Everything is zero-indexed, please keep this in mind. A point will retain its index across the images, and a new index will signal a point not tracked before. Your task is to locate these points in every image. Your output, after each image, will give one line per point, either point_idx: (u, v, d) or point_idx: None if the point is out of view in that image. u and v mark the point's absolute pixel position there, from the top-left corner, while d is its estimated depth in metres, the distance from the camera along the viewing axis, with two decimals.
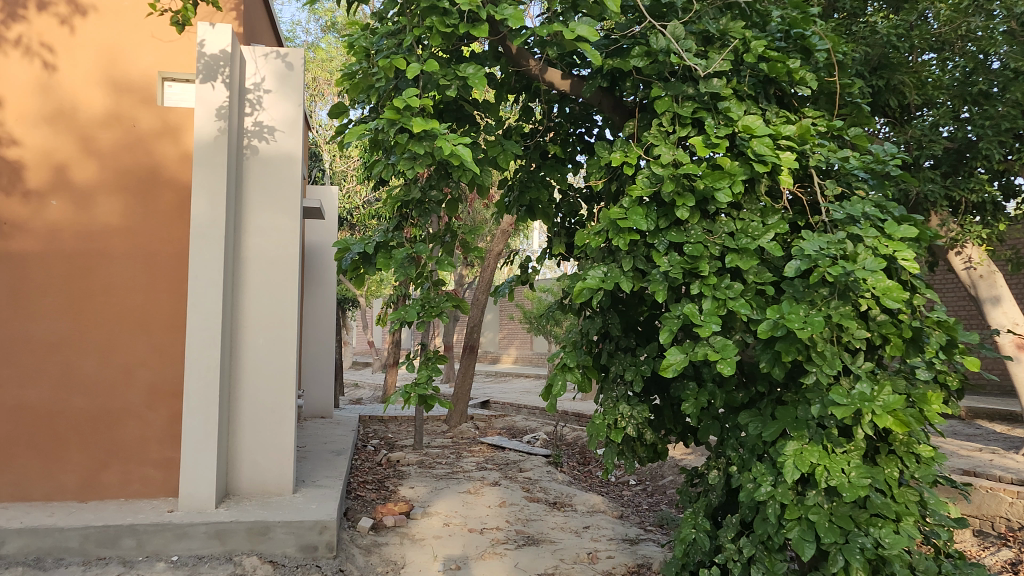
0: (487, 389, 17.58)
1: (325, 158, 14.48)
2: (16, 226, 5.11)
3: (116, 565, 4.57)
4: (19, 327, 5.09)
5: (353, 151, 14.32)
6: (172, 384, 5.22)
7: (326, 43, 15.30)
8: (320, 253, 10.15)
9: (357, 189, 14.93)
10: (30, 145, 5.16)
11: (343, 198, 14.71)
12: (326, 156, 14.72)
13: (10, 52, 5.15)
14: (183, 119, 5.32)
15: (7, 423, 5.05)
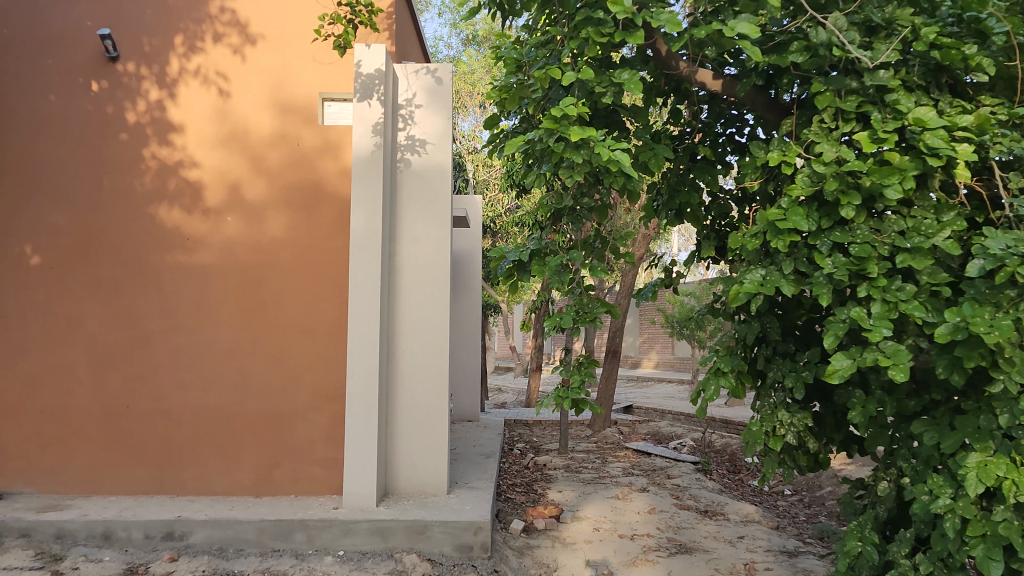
0: (630, 395, 17.44)
1: (468, 167, 14.85)
2: (197, 241, 5.56)
3: (288, 557, 4.88)
4: (201, 334, 5.53)
5: (495, 160, 14.60)
6: (335, 387, 5.51)
7: (467, 56, 15.73)
8: (466, 261, 10.38)
9: (499, 197, 15.23)
10: (208, 166, 5.59)
11: (486, 206, 15.03)
12: (470, 165, 15.10)
13: (190, 82, 5.62)
14: (342, 136, 5.61)
15: (191, 422, 5.49)
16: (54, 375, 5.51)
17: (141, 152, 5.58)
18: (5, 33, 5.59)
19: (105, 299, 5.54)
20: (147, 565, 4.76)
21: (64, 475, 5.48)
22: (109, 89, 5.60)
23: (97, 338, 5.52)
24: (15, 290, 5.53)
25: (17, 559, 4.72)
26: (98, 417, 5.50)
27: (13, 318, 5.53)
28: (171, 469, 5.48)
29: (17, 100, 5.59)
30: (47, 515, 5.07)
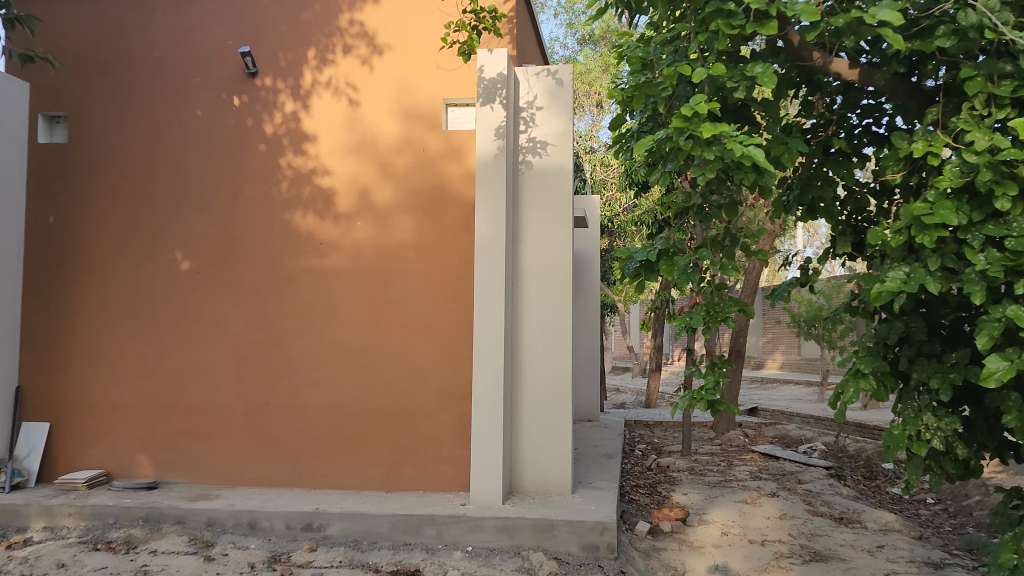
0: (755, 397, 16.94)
1: (585, 167, 14.84)
2: (330, 246, 5.80)
3: (419, 551, 5.02)
4: (334, 335, 5.76)
5: (612, 159, 14.53)
6: (460, 386, 5.62)
7: (582, 56, 15.75)
8: (586, 262, 10.36)
9: (617, 196, 15.16)
10: (339, 173, 5.83)
11: (603, 206, 14.97)
12: (587, 165, 15.11)
13: (322, 93, 5.87)
14: (465, 140, 5.71)
15: (326, 419, 5.73)
16: (201, 373, 5.89)
17: (278, 161, 5.88)
18: (157, 55, 6.02)
19: (246, 302, 5.87)
20: (288, 554, 5.01)
21: (211, 466, 5.84)
22: (249, 103, 5.92)
23: (239, 338, 5.86)
24: (166, 294, 5.94)
25: (174, 544, 5.08)
26: (241, 412, 5.83)
27: (165, 320, 5.94)
28: (308, 463, 5.74)
29: (167, 117, 6.00)
30: (198, 503, 5.42)
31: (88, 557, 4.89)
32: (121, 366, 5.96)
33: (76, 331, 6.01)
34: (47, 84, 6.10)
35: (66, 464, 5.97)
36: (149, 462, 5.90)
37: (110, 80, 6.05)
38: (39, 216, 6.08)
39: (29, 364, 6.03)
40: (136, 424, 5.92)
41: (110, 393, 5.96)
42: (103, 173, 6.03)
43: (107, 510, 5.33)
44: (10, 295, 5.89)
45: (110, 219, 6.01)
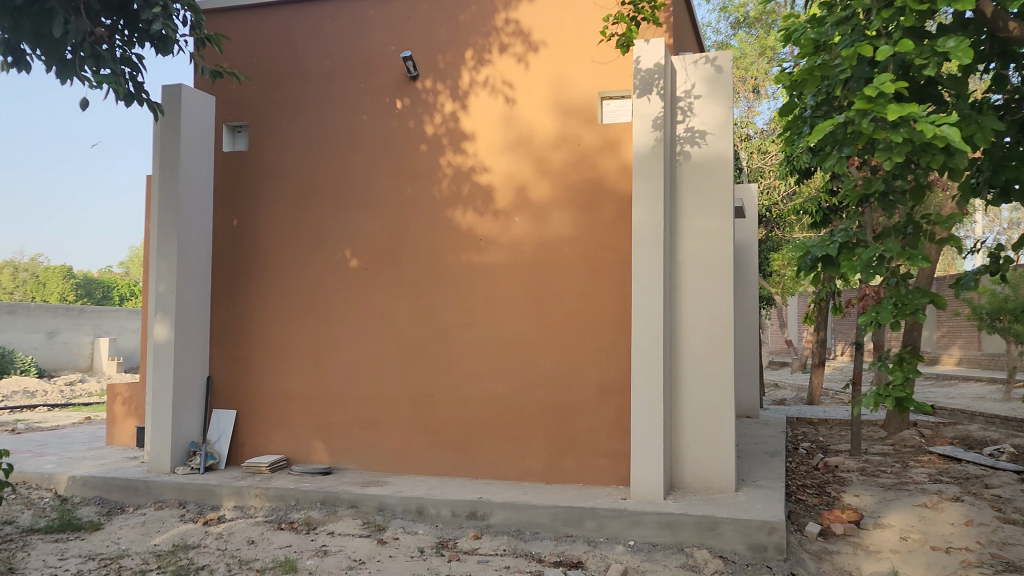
0: (932, 394, 15.84)
1: (742, 154, 14.49)
2: (488, 242, 5.93)
3: (581, 543, 5.06)
4: (493, 329, 5.90)
5: (770, 145, 14.12)
6: (619, 380, 5.59)
7: (737, 40, 15.62)
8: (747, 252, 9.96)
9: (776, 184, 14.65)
10: (498, 170, 5.95)
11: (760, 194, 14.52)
12: (743, 154, 14.54)
13: (480, 92, 6.01)
14: (621, 133, 5.66)
15: (487, 411, 5.88)
16: (370, 365, 6.18)
17: (439, 161, 6.07)
18: (326, 63, 6.36)
19: (410, 297, 6.10)
20: (455, 540, 5.18)
21: (380, 454, 6.13)
22: (411, 105, 6.15)
23: (405, 332, 6.11)
24: (337, 290, 6.28)
25: (349, 526, 5.38)
26: (407, 403, 6.08)
27: (336, 315, 6.27)
28: (470, 453, 5.91)
29: (335, 123, 6.33)
30: (369, 489, 5.71)
31: (273, 536, 5.26)
32: (297, 358, 6.36)
33: (258, 326, 6.46)
34: (231, 96, 6.59)
35: (251, 448, 6.43)
36: (324, 449, 6.26)
37: (285, 90, 6.45)
38: (224, 218, 6.57)
39: (217, 356, 6.55)
40: (312, 413, 6.30)
41: (287, 383, 6.37)
42: (279, 177, 6.44)
43: (289, 492, 5.71)
44: (200, 293, 6.41)
45: (286, 220, 6.41)
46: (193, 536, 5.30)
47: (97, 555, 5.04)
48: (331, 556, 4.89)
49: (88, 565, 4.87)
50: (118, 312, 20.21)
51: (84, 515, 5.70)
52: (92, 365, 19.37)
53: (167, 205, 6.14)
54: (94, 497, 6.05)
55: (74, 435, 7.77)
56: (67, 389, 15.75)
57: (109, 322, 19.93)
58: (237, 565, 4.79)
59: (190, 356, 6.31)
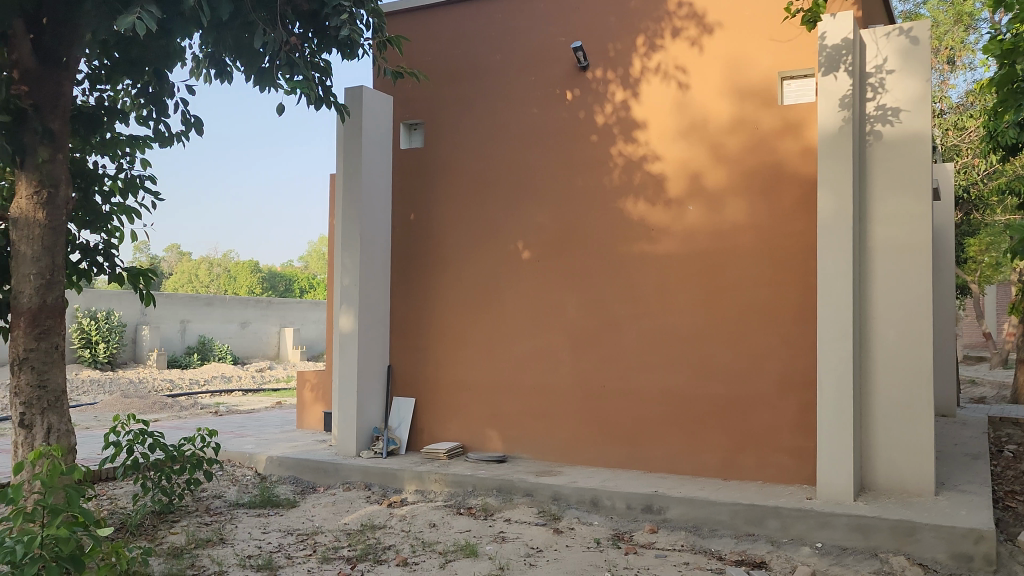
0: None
1: (934, 132, 13.47)
2: (661, 231, 5.82)
3: (764, 542, 4.85)
4: (667, 320, 5.78)
5: (968, 121, 13.06)
6: (803, 375, 5.31)
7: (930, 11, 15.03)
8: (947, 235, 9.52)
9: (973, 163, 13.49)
10: (670, 158, 5.82)
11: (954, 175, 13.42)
12: (937, 131, 13.73)
13: (652, 79, 5.90)
14: (804, 114, 5.36)
15: (661, 403, 5.78)
16: (543, 356, 6.23)
17: (610, 150, 6.02)
18: (497, 58, 6.47)
19: (582, 289, 6.10)
20: (631, 533, 5.13)
21: (553, 445, 6.17)
22: (581, 96, 6.14)
23: (577, 323, 6.11)
24: (510, 281, 6.38)
25: (525, 514, 5.45)
26: (579, 394, 6.08)
27: (509, 306, 6.38)
28: (644, 445, 5.82)
29: (506, 117, 6.42)
30: (543, 478, 5.77)
31: (453, 520, 5.43)
32: (471, 349, 6.52)
33: (434, 317, 6.68)
34: (408, 95, 6.84)
35: (429, 435, 6.67)
36: (498, 437, 6.39)
37: (458, 87, 6.62)
38: (402, 214, 6.83)
39: (397, 346, 6.84)
40: (487, 402, 6.45)
41: (463, 372, 6.56)
42: (454, 172, 6.62)
43: (467, 478, 5.88)
44: (381, 286, 6.71)
45: (460, 213, 6.59)
46: (379, 517, 5.56)
47: (294, 530, 5.40)
48: (510, 542, 4.98)
49: (287, 539, 5.23)
50: (302, 303, 21.59)
51: (281, 493, 6.13)
52: (279, 352, 20.83)
53: (351, 202, 6.46)
54: (289, 477, 6.49)
55: (269, 418, 8.39)
56: (260, 376, 17.01)
57: (294, 313, 21.34)
58: (420, 546, 4.99)
59: (373, 346, 6.63)
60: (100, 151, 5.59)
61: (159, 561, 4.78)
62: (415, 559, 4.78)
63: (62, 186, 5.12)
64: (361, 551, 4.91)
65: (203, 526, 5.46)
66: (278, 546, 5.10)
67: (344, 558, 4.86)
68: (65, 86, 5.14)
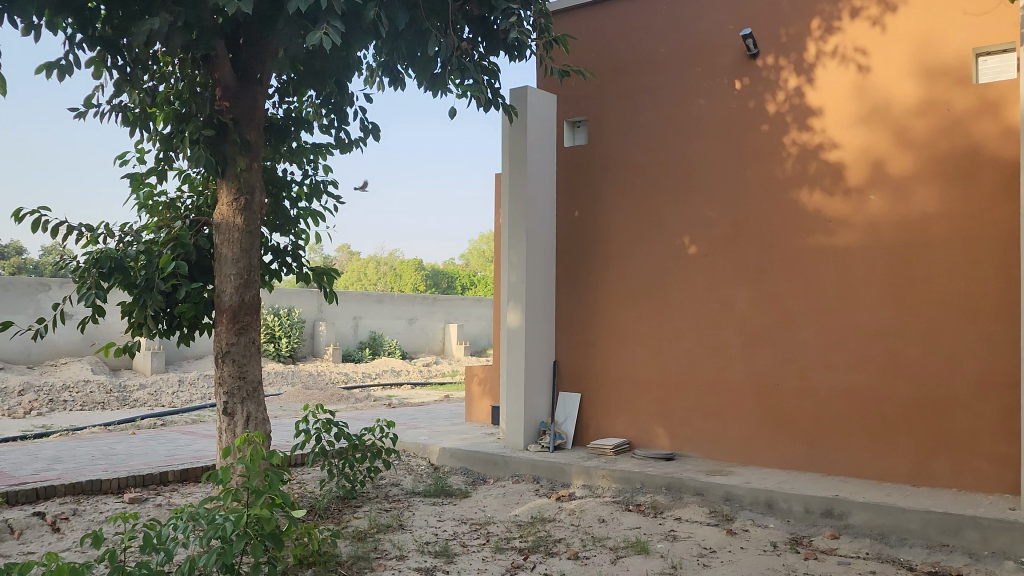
0: None
1: None
2: (841, 222, 5.53)
3: (961, 554, 4.49)
4: (847, 316, 5.50)
5: None
6: (1005, 375, 4.88)
7: None
8: None
9: None
10: (849, 145, 5.53)
11: None
12: None
13: (828, 63, 5.64)
14: (1004, 92, 4.92)
15: (841, 403, 5.49)
16: (713, 353, 6.09)
17: (783, 140, 5.80)
18: (662, 51, 6.40)
19: (754, 284, 5.91)
20: (810, 538, 4.91)
21: (723, 444, 6.02)
22: (751, 85, 5.96)
23: (748, 319, 5.93)
24: (677, 276, 6.28)
25: (696, 513, 5.36)
26: (751, 392, 5.90)
27: (677, 302, 6.28)
28: (822, 447, 5.56)
29: (672, 110, 6.33)
30: (715, 478, 5.64)
31: (623, 516, 5.42)
32: (638, 345, 6.48)
33: (600, 313, 6.70)
34: (572, 93, 6.89)
35: (595, 431, 6.70)
36: (666, 435, 6.31)
37: (622, 82, 6.61)
38: (566, 211, 6.90)
39: (563, 341, 6.91)
40: (654, 399, 6.39)
41: (629, 369, 6.53)
42: (618, 168, 6.60)
43: (635, 475, 5.85)
44: (546, 281, 6.81)
45: (626, 209, 6.56)
46: (548, 510, 5.65)
47: (468, 519, 5.58)
48: (682, 542, 4.91)
49: (462, 528, 5.41)
50: (465, 300, 22.17)
51: (454, 483, 6.36)
52: (444, 347, 21.52)
53: (517, 201, 6.60)
54: (461, 468, 6.72)
55: (439, 411, 8.72)
56: (426, 370, 17.65)
57: (458, 310, 21.95)
58: (591, 541, 5.02)
59: (539, 341, 6.74)
60: (288, 159, 6.01)
61: (347, 543, 5.08)
62: (587, 553, 4.81)
63: (256, 193, 5.53)
64: (533, 543, 5.00)
65: (384, 511, 5.75)
66: (453, 534, 5.29)
67: (517, 549, 4.97)
68: (259, 100, 5.57)
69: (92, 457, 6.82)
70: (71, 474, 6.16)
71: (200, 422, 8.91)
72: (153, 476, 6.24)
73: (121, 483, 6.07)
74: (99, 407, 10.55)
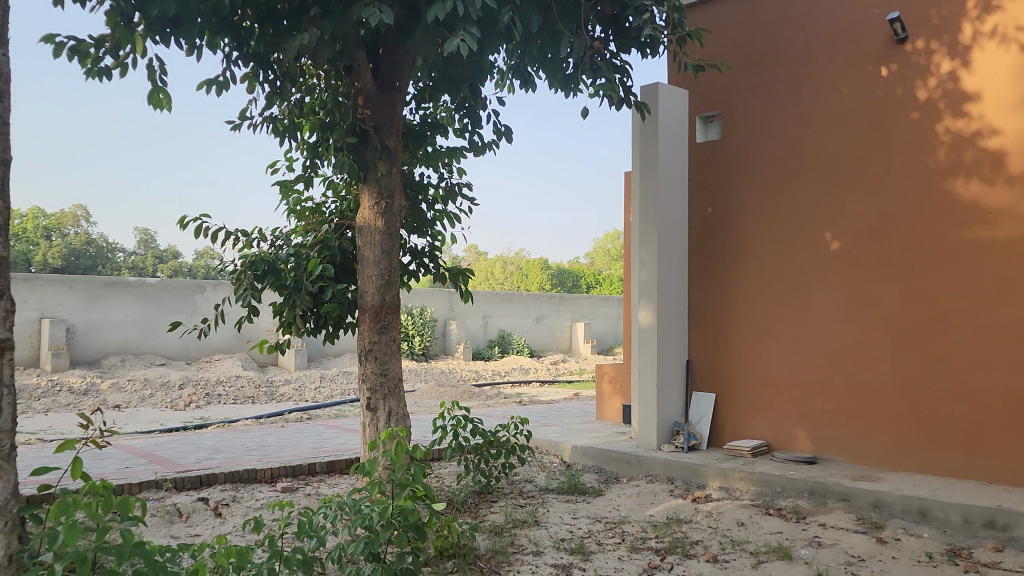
0: None
1: None
2: (1003, 213, 5.16)
3: None
4: (1010, 314, 5.11)
5: None
6: None
7: None
8: None
9: None
10: (1011, 131, 5.15)
11: None
12: None
13: (986, 44, 5.28)
14: None
15: (1003, 408, 5.11)
16: (859, 353, 5.82)
17: (935, 127, 5.48)
18: (801, 40, 6.19)
19: (904, 280, 5.60)
20: (970, 550, 4.60)
21: (871, 448, 5.74)
22: (899, 71, 5.67)
23: (898, 318, 5.64)
24: (817, 274, 6.05)
25: (842, 520, 5.14)
26: (901, 394, 5.60)
27: (818, 300, 6.06)
28: (981, 454, 5.19)
29: (813, 101, 6.11)
30: (861, 483, 5.40)
31: (763, 520, 5.28)
32: (776, 345, 6.30)
33: (735, 312, 6.54)
34: (704, 87, 6.78)
35: (731, 432, 6.56)
36: (807, 438, 6.09)
37: (758, 74, 6.44)
38: (699, 207, 6.78)
39: (697, 341, 6.80)
40: (794, 400, 6.18)
41: (767, 369, 6.35)
42: (754, 162, 6.43)
43: (775, 479, 5.68)
44: (679, 280, 6.73)
45: (762, 204, 6.38)
46: (684, 512, 5.57)
47: (603, 518, 5.59)
48: (828, 548, 4.73)
49: (597, 526, 5.43)
50: (592, 299, 22.11)
51: (588, 481, 6.39)
52: (571, 346, 21.59)
53: (648, 198, 6.55)
54: (594, 466, 6.75)
55: (570, 409, 8.78)
56: (554, 369, 17.74)
57: (584, 309, 21.94)
58: (730, 544, 4.92)
59: (672, 340, 6.66)
60: (425, 163, 6.21)
61: (485, 536, 5.20)
62: (726, 557, 4.72)
63: (396, 196, 5.74)
64: (670, 543, 4.95)
65: (519, 507, 5.84)
66: (588, 532, 5.32)
67: (653, 549, 4.93)
68: (397, 107, 5.78)
69: (247, 447, 7.29)
70: (229, 463, 6.61)
71: (342, 416, 9.35)
72: (302, 467, 6.60)
73: (274, 473, 6.46)
74: (250, 401, 11.25)
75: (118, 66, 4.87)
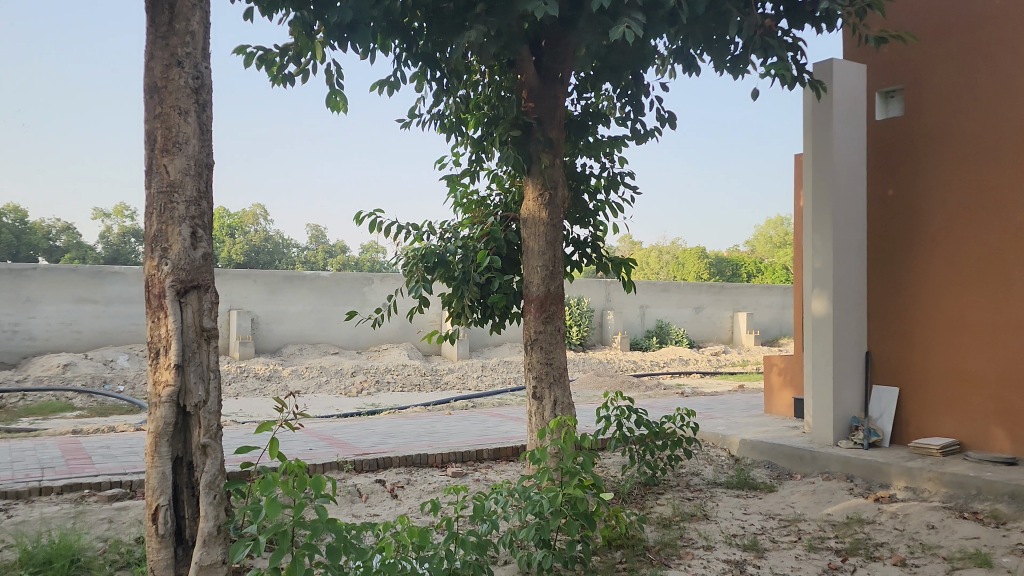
0: None
1: None
2: None
3: None
4: None
5: None
6: None
7: None
8: None
9: None
10: None
11: None
12: None
13: None
14: None
15: None
16: None
17: None
18: (998, 3, 5.68)
19: None
20: None
21: None
22: None
23: None
24: (1018, 258, 5.52)
25: None
26: None
27: (1019, 287, 5.53)
28: None
29: (1012, 71, 5.58)
30: None
31: (956, 524, 4.89)
32: (970, 335, 5.81)
33: (922, 299, 6.10)
34: (886, 61, 6.36)
35: (918, 429, 6.14)
36: (1007, 437, 5.58)
37: (948, 44, 5.97)
38: (881, 189, 6.37)
39: (878, 331, 6.40)
40: (991, 396, 5.68)
41: (959, 361, 5.88)
42: (944, 139, 5.96)
43: (970, 480, 5.25)
44: (858, 266, 6.37)
45: (953, 184, 5.90)
46: (866, 512, 5.27)
47: (776, 514, 5.39)
48: None
49: (770, 522, 5.24)
50: (754, 288, 21.35)
51: (758, 476, 6.20)
52: (732, 336, 20.96)
53: (821, 182, 6.25)
54: (764, 462, 6.57)
55: (735, 401, 8.53)
56: (716, 360, 17.31)
57: (746, 299, 21.24)
58: (919, 548, 4.60)
59: (850, 330, 6.32)
60: (587, 153, 6.20)
61: (653, 528, 5.13)
62: (915, 561, 4.43)
63: (560, 187, 5.77)
64: (851, 544, 4.70)
65: (686, 500, 5.74)
66: (761, 529, 5.14)
67: (833, 549, 4.70)
68: (560, 98, 5.80)
69: (417, 433, 7.61)
70: (403, 447, 6.92)
71: (505, 405, 9.56)
72: (471, 453, 6.80)
73: (444, 458, 6.71)
74: (417, 389, 11.74)
75: (300, 73, 5.20)
